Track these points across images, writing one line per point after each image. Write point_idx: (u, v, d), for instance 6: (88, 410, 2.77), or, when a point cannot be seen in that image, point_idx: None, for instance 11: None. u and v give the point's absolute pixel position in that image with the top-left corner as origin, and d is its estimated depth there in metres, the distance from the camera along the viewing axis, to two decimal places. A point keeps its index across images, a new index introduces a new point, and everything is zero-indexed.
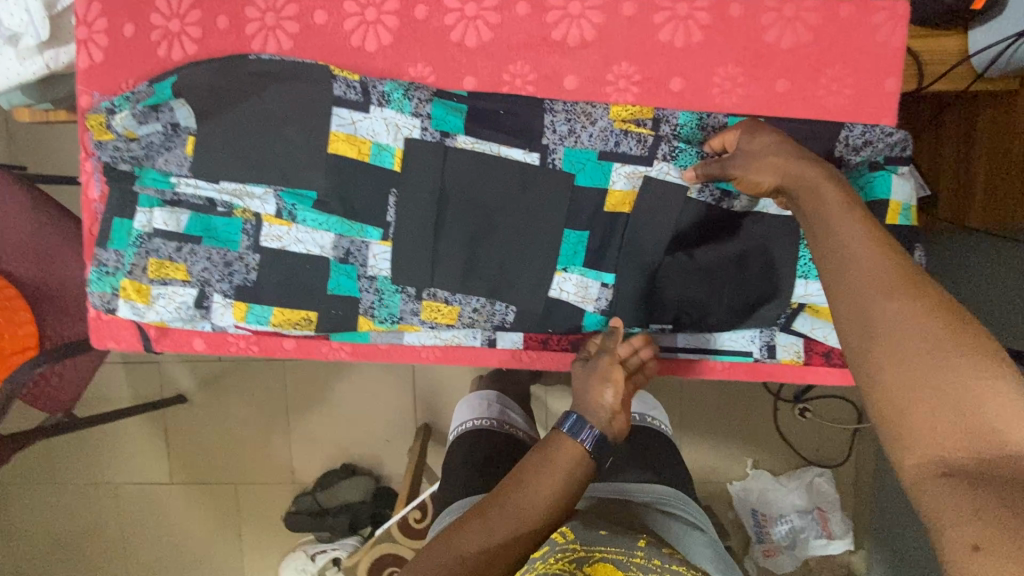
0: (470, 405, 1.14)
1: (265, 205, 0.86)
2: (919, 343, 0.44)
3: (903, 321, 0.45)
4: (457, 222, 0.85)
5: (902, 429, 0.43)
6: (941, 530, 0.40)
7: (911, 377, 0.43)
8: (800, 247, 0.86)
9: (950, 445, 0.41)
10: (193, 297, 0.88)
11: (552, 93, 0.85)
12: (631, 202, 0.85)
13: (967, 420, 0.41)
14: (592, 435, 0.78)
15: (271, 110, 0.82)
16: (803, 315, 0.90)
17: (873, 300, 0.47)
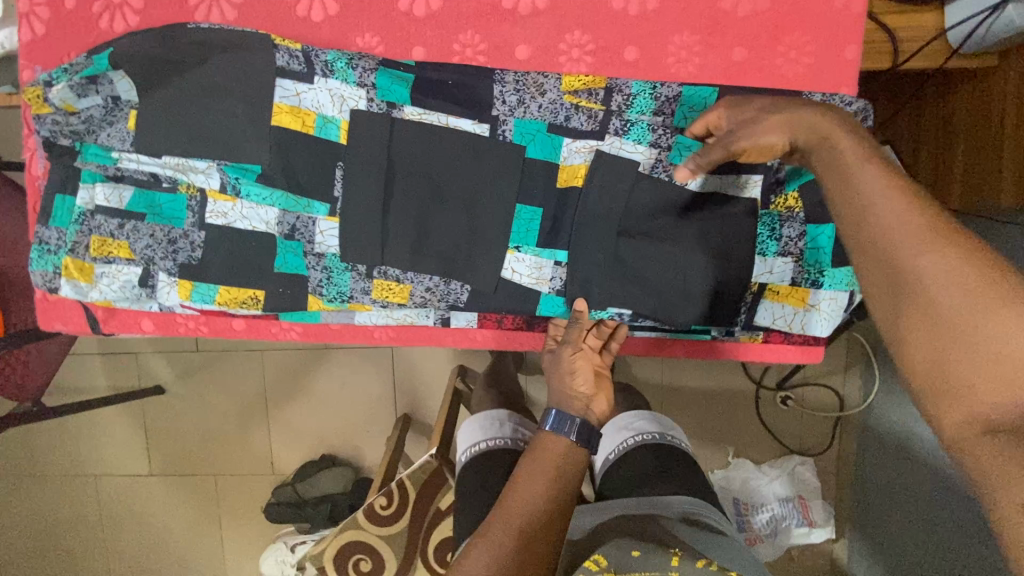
0: (481, 424, 1.16)
1: (209, 180, 0.83)
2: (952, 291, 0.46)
3: (940, 272, 0.47)
4: (406, 198, 0.83)
5: (945, 389, 0.45)
6: (989, 489, 0.42)
7: (952, 333, 0.45)
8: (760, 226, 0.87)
9: (993, 398, 0.43)
10: (137, 276, 0.85)
11: (503, 63, 0.83)
12: (582, 175, 0.83)
13: (1009, 372, 0.43)
14: (575, 428, 0.81)
15: (213, 80, 0.80)
16: (765, 300, 0.89)
17: (900, 257, 0.49)
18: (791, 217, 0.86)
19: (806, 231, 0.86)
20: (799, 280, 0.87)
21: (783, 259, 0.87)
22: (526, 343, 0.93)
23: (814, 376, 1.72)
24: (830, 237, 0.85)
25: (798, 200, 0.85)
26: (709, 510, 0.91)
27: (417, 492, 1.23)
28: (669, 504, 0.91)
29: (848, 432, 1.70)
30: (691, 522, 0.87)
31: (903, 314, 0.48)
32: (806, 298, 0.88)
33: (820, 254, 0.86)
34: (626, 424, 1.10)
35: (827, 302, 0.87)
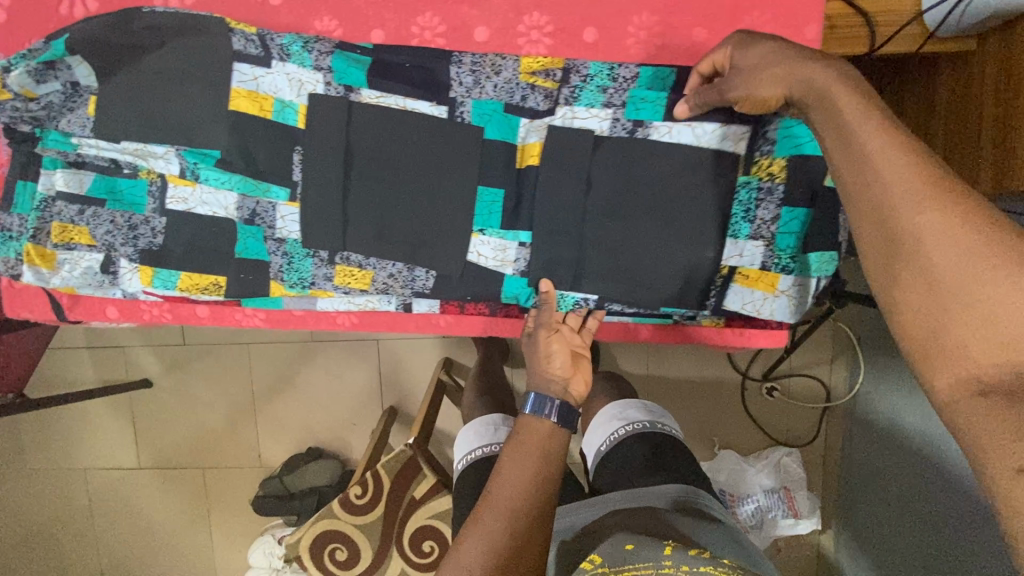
0: (475, 431, 1.12)
1: (168, 166, 0.83)
2: (950, 250, 0.47)
3: (940, 231, 0.48)
4: (366, 182, 0.82)
5: (944, 349, 0.47)
6: (985, 454, 0.43)
7: (951, 290, 0.46)
8: (735, 204, 0.83)
9: (990, 358, 0.44)
10: (99, 262, 0.85)
11: (462, 45, 0.84)
12: (539, 153, 0.83)
13: (1009, 329, 0.44)
14: (555, 406, 0.79)
15: (171, 65, 0.80)
16: (735, 285, 0.87)
17: (896, 218, 0.50)
18: (771, 189, 0.82)
19: (779, 213, 0.83)
20: (768, 265, 0.85)
21: (754, 242, 0.84)
22: (504, 330, 0.93)
23: (800, 366, 1.70)
24: (802, 221, 0.83)
25: (783, 169, 0.81)
26: (701, 496, 0.90)
27: (392, 481, 1.23)
28: (661, 492, 0.89)
29: (834, 423, 1.69)
30: (683, 509, 0.86)
31: (902, 278, 0.49)
32: (774, 284, 0.86)
33: (791, 239, 0.83)
34: (616, 414, 1.09)
35: (795, 288, 0.86)
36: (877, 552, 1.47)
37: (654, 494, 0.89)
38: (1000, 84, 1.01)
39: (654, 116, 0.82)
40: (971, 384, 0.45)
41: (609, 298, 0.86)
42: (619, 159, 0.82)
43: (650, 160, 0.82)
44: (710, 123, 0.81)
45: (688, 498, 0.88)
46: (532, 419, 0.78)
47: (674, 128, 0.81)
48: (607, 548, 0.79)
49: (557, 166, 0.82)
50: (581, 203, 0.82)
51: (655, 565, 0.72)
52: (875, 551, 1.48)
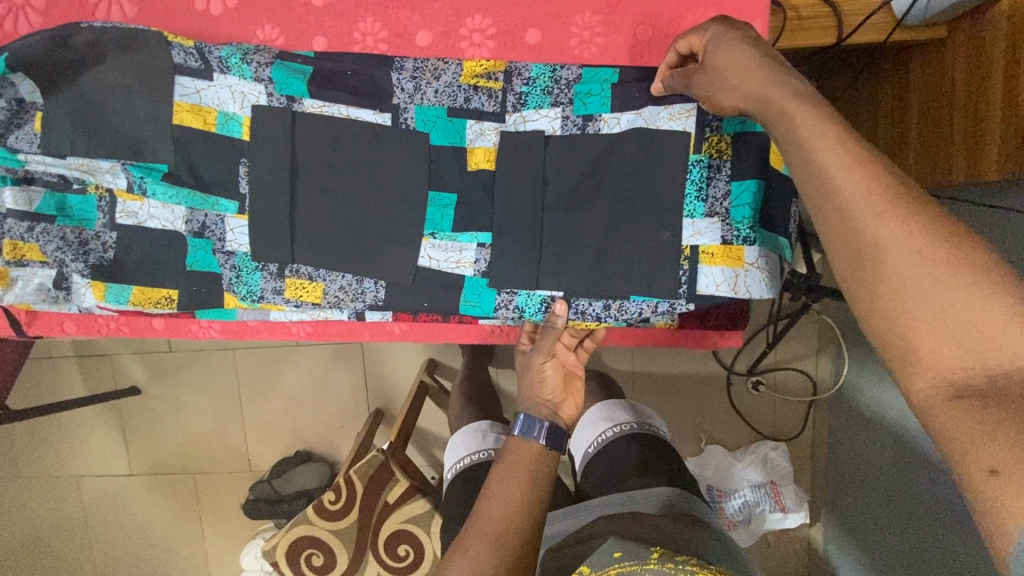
0: (464, 439, 1.00)
1: (115, 180, 0.82)
2: (918, 252, 0.45)
3: (904, 238, 0.46)
4: (311, 191, 0.82)
5: (911, 354, 0.44)
6: (959, 459, 0.40)
7: (923, 290, 0.44)
8: (688, 184, 0.81)
9: (964, 367, 0.42)
10: (52, 278, 0.83)
11: (404, 49, 0.84)
12: (494, 158, 0.82)
13: (974, 334, 0.42)
14: (544, 430, 0.77)
15: (112, 81, 0.78)
16: (701, 266, 0.82)
17: (862, 223, 0.48)
18: (720, 166, 0.80)
19: (730, 189, 0.81)
20: (729, 239, 0.81)
21: (710, 220, 0.81)
22: (486, 338, 0.93)
23: (785, 361, 1.65)
24: (754, 193, 0.80)
25: (731, 146, 0.80)
26: (690, 501, 0.79)
27: (364, 487, 1.23)
28: (648, 498, 0.79)
29: (822, 415, 1.64)
30: (673, 516, 0.75)
31: (873, 278, 0.47)
32: (742, 257, 0.81)
33: (746, 211, 0.80)
34: (603, 416, 0.99)
35: (762, 261, 0.81)
36: (879, 552, 1.39)
37: (646, 502, 0.78)
38: (970, 75, 0.97)
39: (602, 108, 0.81)
40: (938, 394, 0.42)
41: (575, 293, 0.83)
42: (572, 158, 0.81)
43: (608, 160, 0.81)
44: (655, 105, 0.80)
45: (683, 506, 0.77)
46: (518, 442, 0.77)
47: (624, 117, 0.81)
48: (590, 556, 0.70)
49: (511, 167, 0.81)
50: (538, 200, 0.81)
51: (639, 561, 0.64)
52: (877, 550, 1.39)
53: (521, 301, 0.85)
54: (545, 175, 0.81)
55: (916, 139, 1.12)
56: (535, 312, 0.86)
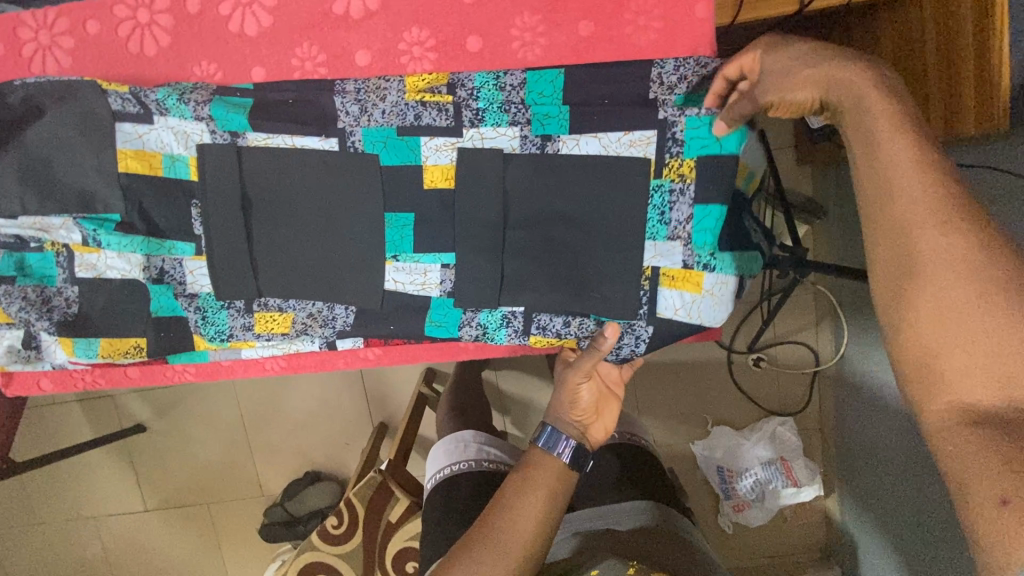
0: (446, 448, 0.98)
1: (69, 235, 0.80)
2: (958, 274, 0.45)
3: (952, 255, 0.45)
4: (268, 225, 0.80)
5: (935, 364, 0.45)
6: (967, 485, 0.42)
7: (951, 319, 0.45)
8: (650, 205, 0.78)
9: (984, 388, 0.43)
10: (19, 338, 0.83)
11: (345, 71, 0.83)
12: (452, 175, 0.80)
13: (1006, 368, 0.42)
14: (568, 447, 0.74)
15: (53, 135, 0.76)
16: (662, 290, 0.80)
17: (917, 236, 0.47)
18: (683, 189, 0.78)
19: (693, 212, 0.78)
20: (690, 262, 0.79)
21: (672, 242, 0.79)
22: (459, 356, 0.92)
23: (784, 334, 1.60)
24: (717, 218, 0.78)
25: (694, 170, 0.77)
26: (668, 517, 0.77)
27: (365, 508, 1.22)
28: (626, 514, 0.77)
29: (826, 389, 1.59)
30: (650, 535, 0.73)
31: (914, 291, 0.47)
32: (701, 284, 0.79)
33: (708, 237, 0.78)
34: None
35: (721, 287, 0.80)
36: (898, 525, 1.33)
37: (619, 522, 0.75)
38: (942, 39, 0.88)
39: (562, 130, 0.78)
40: (955, 402, 0.44)
41: (535, 307, 0.82)
42: (531, 161, 0.79)
43: (568, 160, 0.78)
44: (615, 130, 0.78)
45: (656, 528, 0.75)
46: (540, 453, 0.74)
47: (582, 140, 0.78)
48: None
49: (469, 178, 0.79)
50: (500, 208, 0.79)
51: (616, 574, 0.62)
52: (897, 523, 1.34)
53: (484, 319, 0.84)
54: (505, 183, 0.79)
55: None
56: (498, 329, 0.85)
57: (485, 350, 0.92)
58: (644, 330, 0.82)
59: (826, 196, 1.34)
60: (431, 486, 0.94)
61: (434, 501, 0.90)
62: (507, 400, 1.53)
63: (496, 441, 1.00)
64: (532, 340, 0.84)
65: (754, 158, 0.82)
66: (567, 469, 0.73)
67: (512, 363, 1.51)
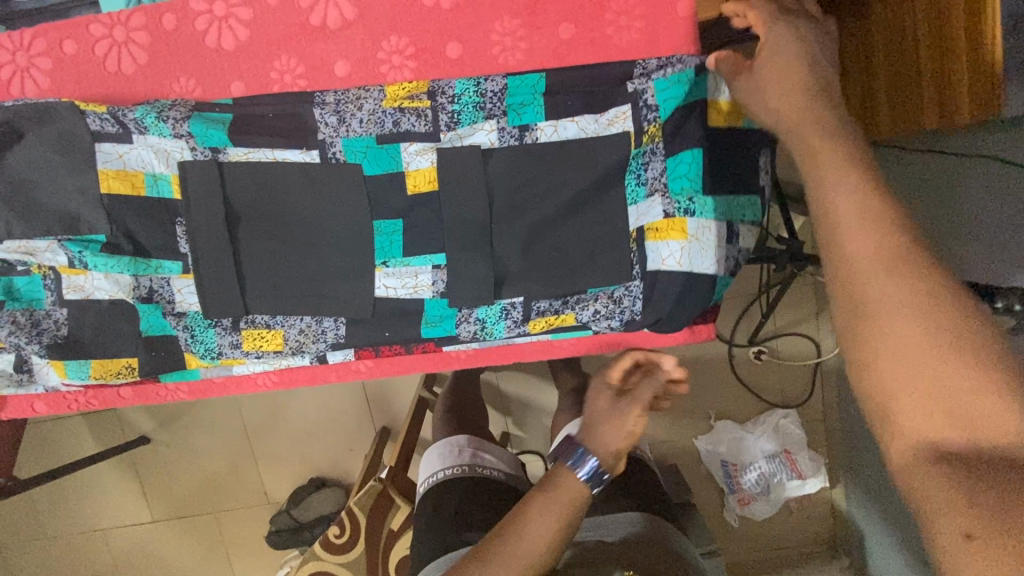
0: (441, 452, 0.98)
1: (55, 257, 0.78)
2: (896, 292, 0.39)
3: (888, 275, 0.40)
4: (254, 239, 0.79)
5: (885, 394, 0.39)
6: (933, 526, 0.36)
7: (899, 341, 0.38)
8: (631, 165, 0.78)
9: (943, 424, 0.37)
10: (12, 362, 0.83)
11: (325, 83, 0.82)
12: (434, 179, 0.79)
13: (957, 398, 0.36)
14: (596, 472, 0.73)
15: (34, 158, 0.76)
16: (649, 244, 0.78)
17: (851, 254, 0.42)
18: (654, 150, 0.77)
19: (666, 165, 0.77)
20: (671, 211, 0.76)
21: (651, 199, 0.78)
22: (451, 363, 0.92)
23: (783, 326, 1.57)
24: (692, 162, 0.75)
25: (661, 130, 0.76)
26: (655, 529, 0.76)
27: (367, 518, 1.21)
28: (612, 527, 0.76)
29: (829, 379, 1.58)
30: (636, 545, 0.73)
31: (856, 312, 0.41)
32: (686, 229, 0.76)
33: (685, 182, 0.76)
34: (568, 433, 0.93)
35: (704, 231, 0.76)
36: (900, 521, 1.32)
37: (608, 532, 0.75)
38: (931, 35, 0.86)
39: (538, 117, 0.78)
40: (913, 438, 0.38)
41: (534, 295, 0.81)
42: (516, 167, 0.78)
43: (554, 166, 0.77)
44: (591, 113, 0.78)
45: (646, 534, 0.75)
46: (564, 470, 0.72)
47: (560, 125, 0.78)
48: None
49: (453, 185, 0.78)
50: (484, 215, 0.78)
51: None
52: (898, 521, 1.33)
53: (482, 314, 0.83)
54: (490, 191, 0.78)
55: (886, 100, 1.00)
56: (497, 322, 0.84)
57: (478, 356, 0.92)
58: (633, 286, 0.80)
59: None
60: (424, 490, 0.93)
61: (429, 510, 0.88)
62: (508, 400, 1.52)
63: (490, 445, 1.00)
64: (532, 326, 0.84)
65: None
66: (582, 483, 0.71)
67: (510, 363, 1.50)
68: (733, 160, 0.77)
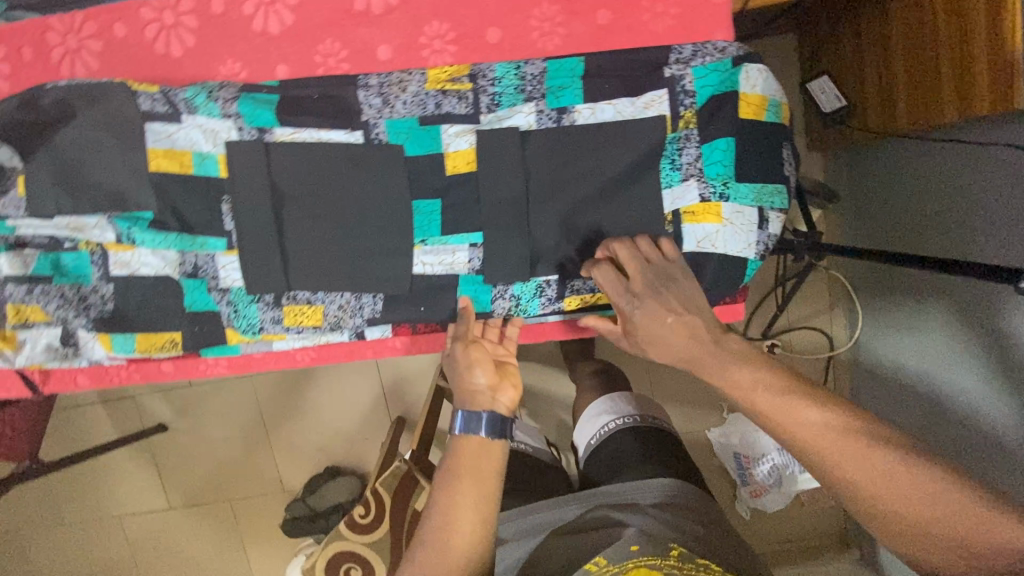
0: None
1: (103, 234, 0.82)
2: (863, 461, 0.58)
3: (854, 451, 0.59)
4: (298, 218, 0.82)
5: (895, 533, 0.57)
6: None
7: (892, 496, 0.57)
8: (668, 146, 0.80)
9: (950, 536, 0.55)
10: (58, 336, 0.85)
11: (367, 66, 0.84)
12: (473, 161, 0.82)
13: (942, 516, 0.55)
14: (484, 421, 0.74)
15: (86, 136, 0.78)
16: (685, 226, 0.81)
17: (819, 447, 0.60)
18: (689, 135, 0.80)
19: (700, 151, 0.80)
20: (707, 196, 0.80)
21: (686, 183, 0.80)
22: None
23: (798, 319, 1.51)
24: (726, 149, 0.79)
25: (697, 117, 0.80)
26: (681, 492, 0.81)
27: (392, 496, 1.25)
28: (641, 492, 0.81)
29: (842, 372, 1.49)
30: (669, 509, 0.78)
31: (851, 488, 0.59)
32: (720, 214, 0.80)
33: (720, 168, 0.79)
34: (605, 408, 1.01)
35: (737, 215, 0.80)
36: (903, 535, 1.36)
37: (640, 496, 0.80)
38: (953, 27, 0.90)
39: (575, 100, 0.80)
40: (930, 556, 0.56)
41: (568, 275, 0.85)
42: (553, 149, 0.80)
43: (590, 148, 0.80)
44: (627, 97, 0.80)
45: (675, 498, 0.80)
46: (460, 440, 0.74)
47: (597, 108, 0.80)
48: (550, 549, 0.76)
49: (492, 166, 0.80)
50: (521, 197, 0.81)
51: (659, 555, 0.68)
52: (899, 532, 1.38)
53: (517, 291, 0.86)
54: (527, 173, 0.81)
55: (905, 101, 1.04)
56: (532, 299, 0.87)
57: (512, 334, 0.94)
58: None
59: (840, 182, 1.35)
60: None
61: None
62: (526, 390, 1.54)
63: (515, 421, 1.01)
64: (567, 302, 0.87)
65: (772, 87, 0.79)
66: (487, 443, 0.74)
67: (528, 356, 1.53)
68: (764, 146, 0.79)
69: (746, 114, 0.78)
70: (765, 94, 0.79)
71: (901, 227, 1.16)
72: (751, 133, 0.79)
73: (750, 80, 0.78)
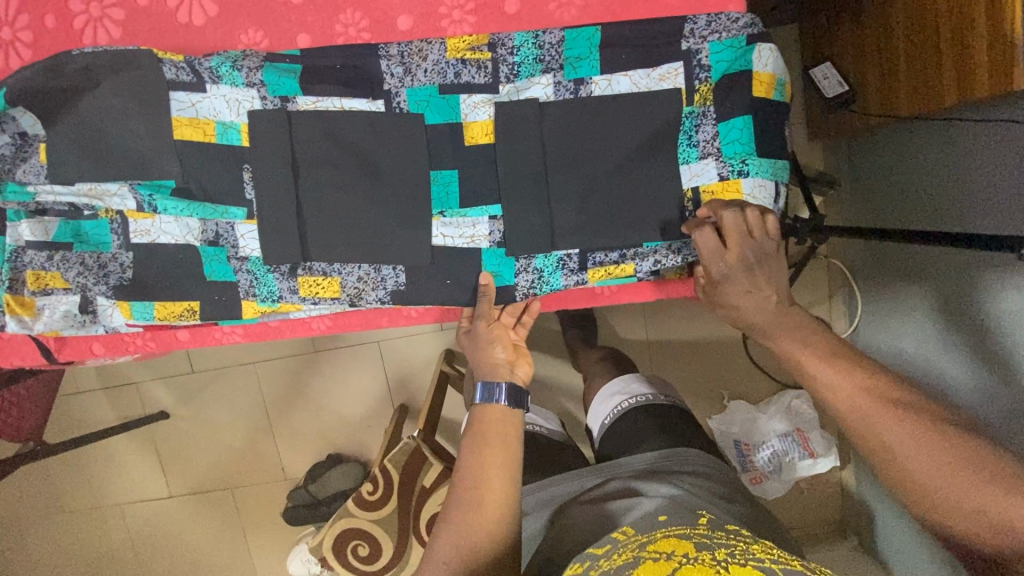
0: None
1: (124, 202, 0.82)
2: (890, 421, 0.61)
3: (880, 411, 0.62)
4: (318, 185, 0.83)
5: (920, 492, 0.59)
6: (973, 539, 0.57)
7: (919, 455, 0.59)
8: (685, 121, 0.83)
9: (974, 491, 0.56)
10: (77, 303, 0.85)
11: (387, 35, 0.86)
12: (491, 132, 0.84)
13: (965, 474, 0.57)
14: (503, 390, 0.77)
15: (112, 102, 0.79)
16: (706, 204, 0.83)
17: (846, 410, 0.64)
18: (705, 112, 0.82)
19: (717, 129, 0.82)
20: (725, 174, 0.82)
21: (704, 161, 0.83)
22: None
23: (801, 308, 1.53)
24: (743, 127, 0.81)
25: (713, 92, 0.82)
26: (690, 461, 0.85)
27: (401, 474, 1.25)
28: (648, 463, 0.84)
29: None
30: (680, 477, 0.80)
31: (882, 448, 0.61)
32: (740, 190, 0.82)
33: (737, 147, 0.82)
34: (618, 389, 1.03)
35: (760, 189, 0.81)
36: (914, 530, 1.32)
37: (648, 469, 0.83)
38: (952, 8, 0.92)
39: (592, 72, 0.82)
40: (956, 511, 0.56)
41: (590, 247, 0.85)
42: (571, 120, 0.82)
43: (607, 118, 0.82)
44: (643, 68, 0.82)
45: (682, 468, 0.83)
46: (482, 409, 0.77)
47: (614, 80, 0.82)
48: (568, 514, 0.78)
49: (511, 136, 0.82)
50: (539, 166, 0.83)
51: (688, 523, 0.64)
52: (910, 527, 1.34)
53: (540, 263, 0.87)
54: (544, 143, 0.83)
55: (905, 84, 1.06)
56: (553, 272, 0.87)
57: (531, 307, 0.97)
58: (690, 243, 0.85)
59: (841, 168, 1.38)
60: None
61: None
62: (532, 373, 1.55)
63: None
64: (590, 274, 0.87)
65: (778, 66, 0.81)
66: (508, 410, 0.77)
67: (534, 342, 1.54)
68: (776, 125, 0.82)
69: (756, 92, 0.80)
70: (773, 73, 0.80)
71: (901, 211, 1.20)
72: (764, 109, 0.81)
73: (762, 59, 0.80)
